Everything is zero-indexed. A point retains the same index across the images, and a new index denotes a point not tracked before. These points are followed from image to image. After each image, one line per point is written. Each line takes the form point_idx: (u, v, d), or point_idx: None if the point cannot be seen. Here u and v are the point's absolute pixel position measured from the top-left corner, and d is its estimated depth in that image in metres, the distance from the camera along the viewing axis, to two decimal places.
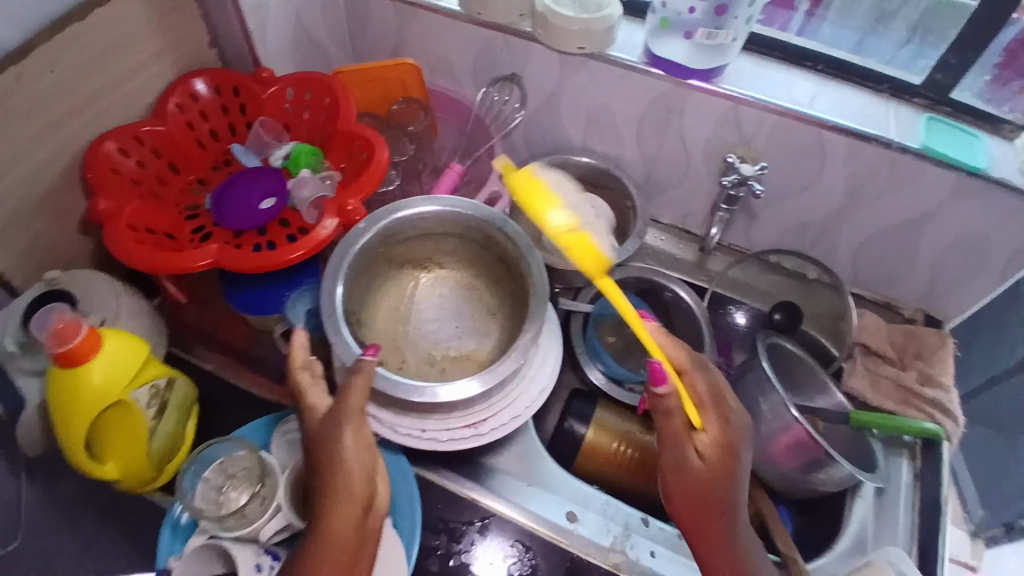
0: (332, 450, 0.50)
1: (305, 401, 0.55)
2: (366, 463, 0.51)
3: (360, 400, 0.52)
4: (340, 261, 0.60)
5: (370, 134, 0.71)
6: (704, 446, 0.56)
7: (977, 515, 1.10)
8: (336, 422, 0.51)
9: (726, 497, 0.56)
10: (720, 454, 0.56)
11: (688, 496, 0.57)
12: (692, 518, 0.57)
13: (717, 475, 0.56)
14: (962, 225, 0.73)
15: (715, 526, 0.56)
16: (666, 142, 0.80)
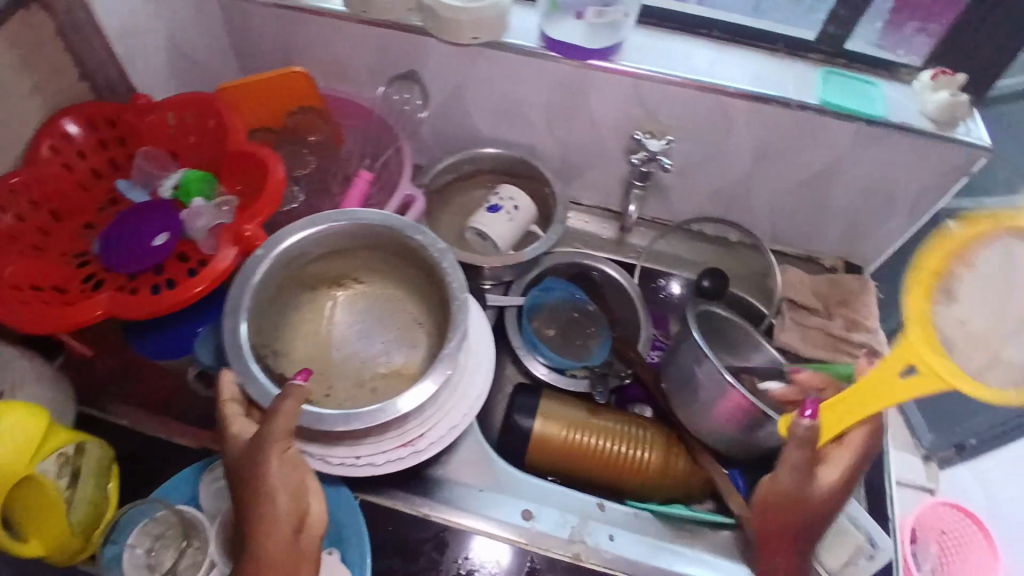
0: (256, 478, 0.48)
1: (228, 432, 0.52)
2: (292, 485, 0.49)
3: (288, 421, 0.49)
4: (240, 296, 0.57)
5: (266, 154, 0.69)
6: (829, 483, 0.60)
7: (926, 438, 1.06)
8: (261, 448, 0.49)
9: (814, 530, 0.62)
10: (829, 499, 0.61)
11: (791, 512, 0.61)
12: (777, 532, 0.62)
13: (831, 505, 0.60)
14: (867, 172, 0.75)
15: (797, 522, 0.61)
16: (576, 124, 0.79)
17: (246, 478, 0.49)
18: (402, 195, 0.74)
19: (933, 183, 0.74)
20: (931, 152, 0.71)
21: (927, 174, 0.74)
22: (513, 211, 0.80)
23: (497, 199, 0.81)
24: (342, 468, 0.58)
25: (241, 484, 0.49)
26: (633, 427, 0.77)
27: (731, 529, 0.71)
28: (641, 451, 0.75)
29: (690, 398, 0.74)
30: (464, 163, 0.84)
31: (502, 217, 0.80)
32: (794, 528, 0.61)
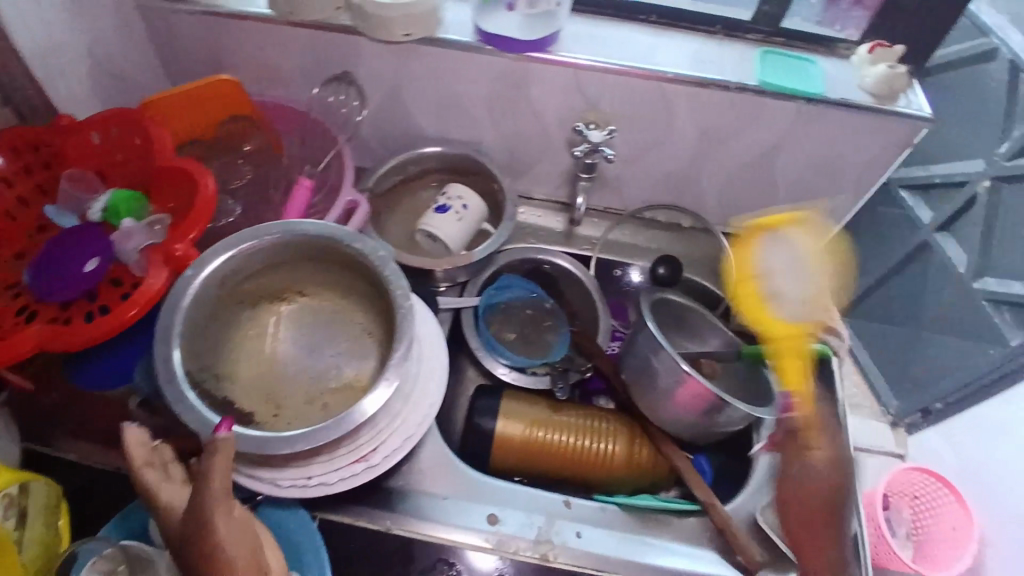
0: (202, 541, 0.44)
1: (157, 501, 0.50)
2: (245, 539, 0.45)
3: (224, 477, 0.45)
4: (170, 320, 0.55)
5: (194, 167, 0.67)
6: (820, 462, 0.68)
7: (893, 404, 1.22)
8: (201, 510, 0.44)
9: (840, 512, 0.66)
10: (834, 477, 0.67)
11: (815, 500, 0.67)
12: (812, 526, 0.66)
13: (835, 486, 0.67)
14: (812, 150, 0.75)
15: (820, 537, 0.65)
16: (520, 118, 0.77)
17: (190, 540, 0.44)
18: (345, 201, 0.72)
19: (876, 156, 0.75)
20: (872, 126, 0.72)
21: (870, 147, 0.74)
22: (462, 210, 0.78)
23: (445, 198, 0.79)
24: (293, 490, 0.56)
25: (184, 543, 0.44)
26: (595, 420, 0.77)
27: (699, 515, 0.71)
28: (605, 444, 0.75)
29: (650, 388, 0.74)
30: (409, 164, 0.81)
31: (451, 217, 0.78)
32: (825, 516, 0.66)
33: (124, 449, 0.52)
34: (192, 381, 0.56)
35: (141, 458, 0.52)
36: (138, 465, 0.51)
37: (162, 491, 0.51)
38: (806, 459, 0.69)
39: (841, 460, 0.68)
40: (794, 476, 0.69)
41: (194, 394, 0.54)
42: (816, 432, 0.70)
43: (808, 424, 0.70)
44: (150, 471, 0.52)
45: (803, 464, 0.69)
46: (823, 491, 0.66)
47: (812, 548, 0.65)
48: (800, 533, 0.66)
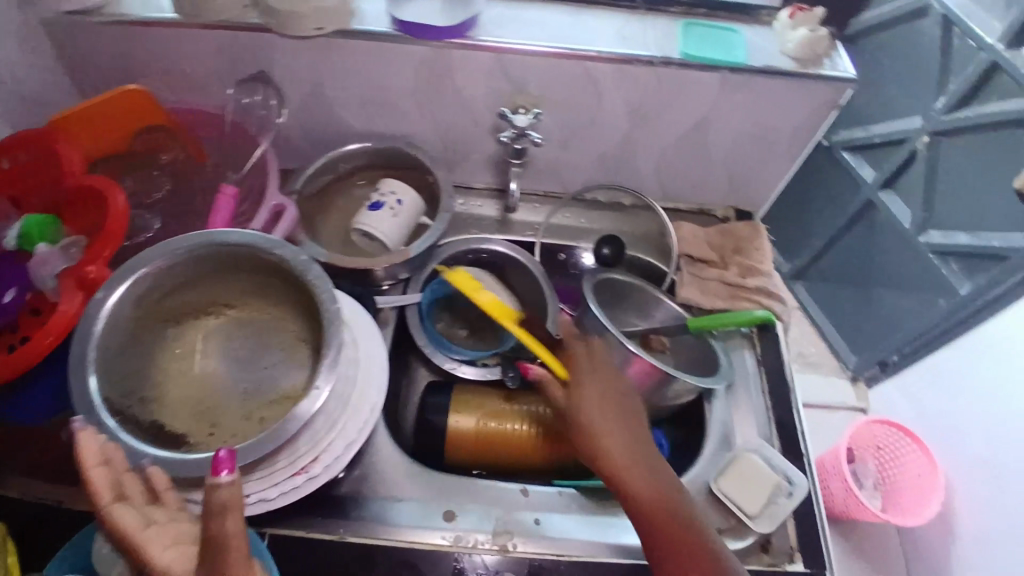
0: None
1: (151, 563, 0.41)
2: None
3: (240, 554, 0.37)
4: (85, 348, 0.52)
5: (102, 183, 0.65)
6: (588, 404, 0.64)
7: (851, 361, 1.52)
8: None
9: (692, 512, 0.57)
10: (662, 474, 0.59)
11: (632, 474, 0.58)
12: (676, 533, 0.54)
13: (621, 410, 0.64)
14: (741, 119, 0.75)
15: (669, 519, 0.55)
16: (447, 107, 0.75)
17: None
18: (270, 205, 0.70)
19: (804, 121, 0.75)
20: (797, 91, 0.72)
21: (798, 112, 0.74)
22: (396, 206, 0.76)
23: (379, 195, 0.77)
24: None
25: None
26: (548, 406, 0.77)
27: None
28: (559, 429, 0.75)
29: None
30: (339, 162, 0.79)
31: (385, 214, 0.76)
32: (668, 507, 0.56)
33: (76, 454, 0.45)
34: (116, 407, 0.53)
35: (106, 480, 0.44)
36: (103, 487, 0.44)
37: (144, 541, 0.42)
38: (629, 462, 0.59)
39: (646, 464, 0.59)
40: (624, 480, 0.58)
41: (114, 418, 0.52)
42: (614, 424, 0.62)
43: (572, 382, 0.66)
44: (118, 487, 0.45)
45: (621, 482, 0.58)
46: (658, 492, 0.57)
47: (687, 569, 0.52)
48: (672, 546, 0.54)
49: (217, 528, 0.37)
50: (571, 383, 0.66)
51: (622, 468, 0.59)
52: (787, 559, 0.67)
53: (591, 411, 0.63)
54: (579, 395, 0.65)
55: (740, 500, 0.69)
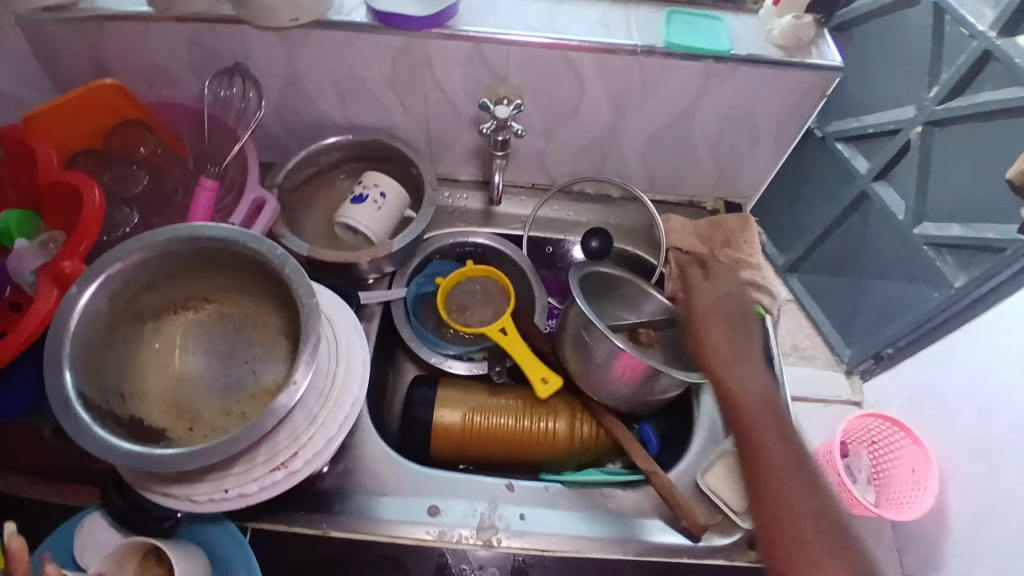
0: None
1: None
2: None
3: None
4: (59, 343, 0.51)
5: (79, 179, 0.63)
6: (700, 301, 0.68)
7: (846, 355, 1.51)
8: None
9: (785, 418, 0.59)
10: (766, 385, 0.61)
11: (728, 364, 0.62)
12: (764, 427, 0.58)
13: (728, 309, 0.67)
14: (726, 108, 0.74)
15: (759, 414, 0.59)
16: (429, 98, 0.75)
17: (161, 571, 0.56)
18: (250, 199, 0.69)
19: (789, 109, 0.74)
20: (782, 78, 0.71)
21: (782, 100, 0.73)
22: (379, 199, 0.75)
23: (361, 187, 0.76)
24: (212, 504, 0.54)
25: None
26: (534, 400, 0.76)
27: (641, 485, 0.71)
28: (546, 423, 0.75)
29: (584, 362, 0.73)
30: (322, 155, 0.79)
31: (368, 207, 0.75)
32: (765, 404, 0.59)
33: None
34: (92, 403, 0.51)
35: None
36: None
37: None
38: (732, 361, 0.63)
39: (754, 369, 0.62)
40: (722, 376, 0.62)
41: (91, 413, 0.50)
42: (726, 333, 0.65)
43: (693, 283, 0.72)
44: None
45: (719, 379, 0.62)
46: (757, 391, 0.60)
47: (762, 454, 0.56)
48: (758, 436, 0.57)
49: None
50: (693, 300, 0.69)
51: (719, 366, 0.63)
52: None
53: (702, 304, 0.68)
54: (696, 309, 0.67)
55: (725, 496, 0.69)
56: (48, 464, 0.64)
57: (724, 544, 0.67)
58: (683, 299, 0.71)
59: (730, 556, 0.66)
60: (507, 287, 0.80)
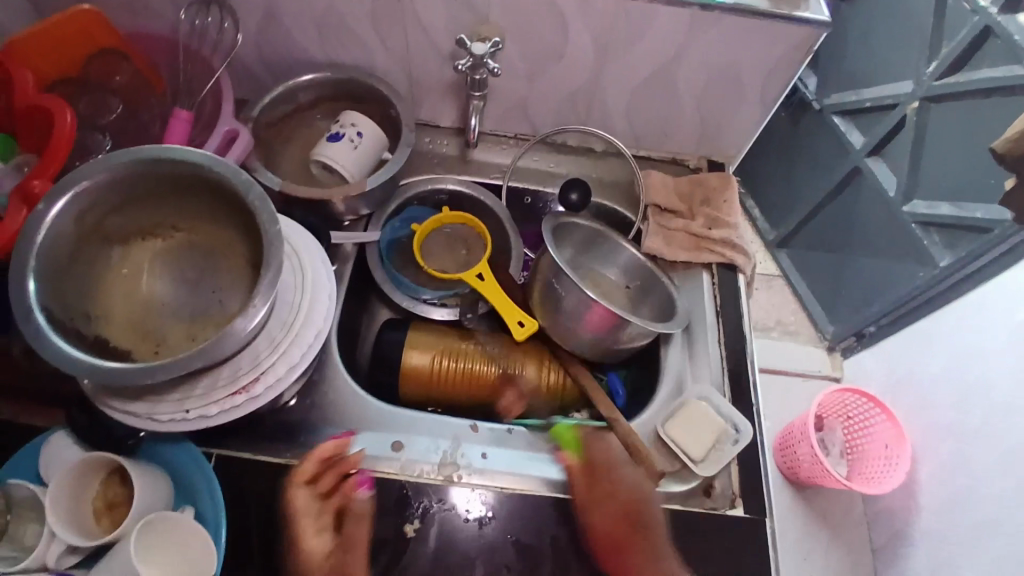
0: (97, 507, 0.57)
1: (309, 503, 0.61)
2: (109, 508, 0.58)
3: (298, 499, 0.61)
4: (21, 255, 0.51)
5: (50, 102, 0.62)
6: (616, 459, 0.69)
7: (829, 331, 1.52)
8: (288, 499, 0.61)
9: (653, 527, 0.66)
10: (608, 503, 0.66)
11: (621, 510, 0.65)
12: (631, 540, 0.63)
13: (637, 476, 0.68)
14: (712, 59, 0.73)
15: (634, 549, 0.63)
16: (409, 35, 0.73)
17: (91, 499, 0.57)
18: (222, 131, 0.69)
19: (776, 65, 0.73)
20: (768, 31, 0.69)
21: (769, 54, 0.72)
22: (356, 138, 0.75)
23: (338, 126, 0.75)
24: (172, 424, 0.55)
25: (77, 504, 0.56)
26: (502, 347, 0.77)
27: (603, 433, 0.73)
28: (514, 370, 0.76)
29: (556, 312, 0.73)
30: (300, 92, 0.78)
31: (345, 146, 0.75)
32: (629, 524, 0.64)
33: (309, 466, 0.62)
34: (55, 318, 0.52)
35: (301, 496, 0.61)
36: (299, 503, 0.61)
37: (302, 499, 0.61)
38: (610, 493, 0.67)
39: (659, 541, 0.65)
40: (595, 504, 0.66)
41: (53, 326, 0.51)
42: (636, 503, 0.67)
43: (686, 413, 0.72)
44: (299, 498, 0.61)
45: (622, 543, 0.63)
46: (619, 506, 0.65)
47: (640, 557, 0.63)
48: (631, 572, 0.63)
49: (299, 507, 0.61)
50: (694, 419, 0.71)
51: (595, 491, 0.67)
52: (728, 503, 0.69)
53: (626, 474, 0.68)
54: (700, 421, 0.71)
55: (684, 445, 0.70)
56: (19, 386, 0.65)
57: (679, 491, 0.69)
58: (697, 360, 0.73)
59: (685, 502, 0.68)
60: (485, 234, 0.80)
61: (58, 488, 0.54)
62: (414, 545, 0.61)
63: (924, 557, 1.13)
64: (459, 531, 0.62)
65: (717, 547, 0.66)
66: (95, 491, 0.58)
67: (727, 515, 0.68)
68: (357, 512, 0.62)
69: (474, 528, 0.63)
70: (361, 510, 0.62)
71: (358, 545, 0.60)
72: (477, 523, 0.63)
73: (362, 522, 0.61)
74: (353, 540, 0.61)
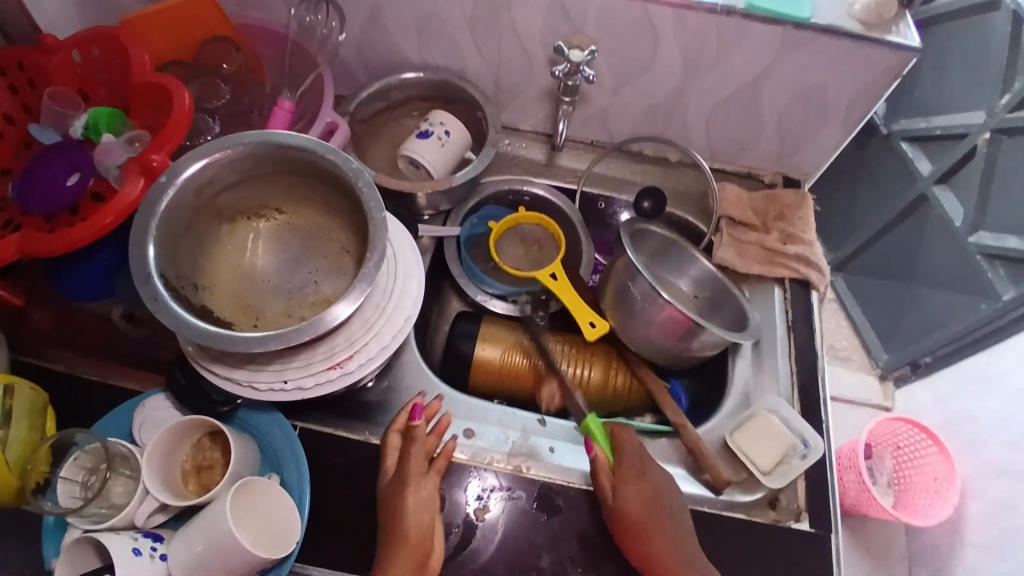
0: (196, 466, 0.61)
1: (391, 447, 0.63)
2: (206, 467, 0.61)
3: (393, 439, 0.63)
4: (146, 223, 0.54)
5: (170, 82, 0.66)
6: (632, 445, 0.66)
7: (881, 359, 1.50)
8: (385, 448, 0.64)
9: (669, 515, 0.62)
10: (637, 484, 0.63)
11: (644, 501, 0.62)
12: (651, 528, 0.61)
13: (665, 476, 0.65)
14: (800, 78, 0.74)
15: (652, 533, 0.60)
16: (503, 41, 0.76)
17: (188, 459, 0.61)
18: (324, 122, 0.73)
19: (864, 88, 0.74)
20: (857, 55, 0.70)
21: (857, 77, 0.72)
22: (444, 136, 0.78)
23: (427, 124, 0.79)
24: (270, 393, 0.58)
25: (172, 464, 0.59)
26: (574, 348, 0.78)
27: (669, 437, 0.74)
28: (582, 370, 0.77)
29: (627, 315, 0.75)
30: (393, 90, 0.82)
31: (433, 143, 0.78)
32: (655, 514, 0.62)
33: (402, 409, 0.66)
34: (171, 284, 0.56)
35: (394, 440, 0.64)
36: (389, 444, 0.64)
37: (392, 438, 0.64)
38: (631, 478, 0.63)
39: (678, 530, 0.62)
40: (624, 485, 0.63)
41: (168, 291, 0.54)
42: (654, 492, 0.63)
43: (749, 425, 0.73)
44: (392, 440, 0.64)
45: (642, 531, 0.60)
46: (642, 496, 0.62)
47: (657, 539, 0.60)
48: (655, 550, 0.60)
49: (393, 443, 0.64)
50: (762, 433, 0.72)
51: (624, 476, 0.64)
52: (794, 517, 0.69)
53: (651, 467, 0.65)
54: (766, 430, 0.72)
55: (753, 455, 0.71)
56: (124, 348, 0.69)
57: (745, 500, 0.69)
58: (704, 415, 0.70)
59: (748, 511, 0.69)
60: (560, 236, 0.82)
61: (155, 447, 0.57)
62: (483, 530, 0.63)
63: None
64: (526, 518, 0.64)
65: (778, 558, 0.66)
66: (189, 450, 0.61)
67: (793, 528, 0.68)
68: (413, 436, 0.63)
69: (542, 518, 0.64)
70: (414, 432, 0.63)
71: (411, 463, 0.61)
72: (544, 515, 0.65)
73: (417, 444, 0.62)
74: (413, 454, 0.61)
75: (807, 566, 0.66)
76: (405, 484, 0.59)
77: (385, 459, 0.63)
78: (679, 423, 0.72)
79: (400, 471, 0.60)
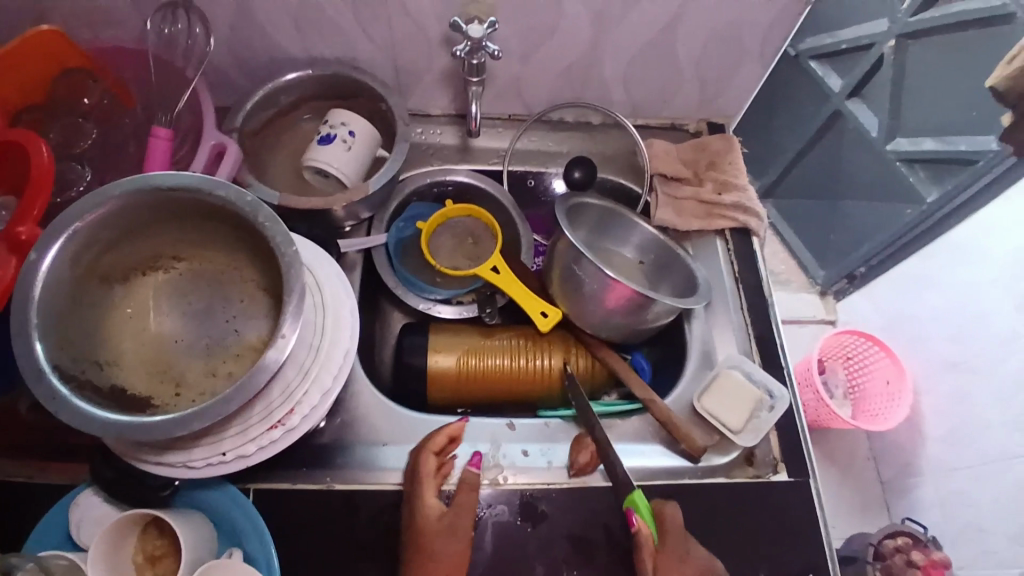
0: (149, 556, 0.55)
1: (426, 477, 0.60)
2: (161, 556, 0.55)
3: (429, 464, 0.61)
4: (25, 312, 0.47)
5: (23, 136, 0.56)
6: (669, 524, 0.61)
7: (819, 276, 1.49)
8: (418, 474, 0.60)
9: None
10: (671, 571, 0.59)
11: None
12: None
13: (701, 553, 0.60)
14: (712, 20, 0.71)
15: None
16: (393, 21, 0.68)
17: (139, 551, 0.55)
18: (209, 145, 0.64)
19: (776, 20, 0.71)
20: None
21: (769, 10, 0.69)
22: (348, 138, 0.71)
23: (328, 127, 0.71)
24: (210, 468, 0.53)
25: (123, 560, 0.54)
26: (528, 339, 0.75)
27: (639, 413, 0.72)
28: (540, 361, 0.74)
29: (577, 298, 0.72)
30: (283, 94, 0.74)
31: (338, 147, 0.71)
32: None
33: (444, 431, 0.63)
34: (68, 374, 0.48)
35: (430, 464, 0.61)
36: (424, 468, 0.61)
37: (425, 465, 0.61)
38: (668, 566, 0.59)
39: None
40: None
41: (68, 385, 0.47)
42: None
43: (715, 389, 0.72)
44: (427, 464, 0.61)
45: None
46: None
47: None
48: None
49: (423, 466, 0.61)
50: (729, 394, 0.71)
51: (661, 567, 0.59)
52: (771, 469, 0.70)
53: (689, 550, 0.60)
54: (733, 389, 0.71)
55: (723, 416, 0.70)
56: (31, 442, 0.61)
57: (722, 463, 0.69)
58: (672, 420, 0.69)
59: (729, 473, 0.69)
60: (494, 226, 0.78)
61: (97, 550, 0.51)
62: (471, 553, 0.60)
63: (932, 489, 1.14)
64: (512, 531, 0.62)
65: (764, 514, 0.66)
66: (138, 543, 0.55)
67: (773, 479, 0.68)
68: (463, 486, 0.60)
69: (528, 528, 0.62)
70: (472, 480, 0.61)
71: (466, 511, 0.59)
72: (529, 525, 0.62)
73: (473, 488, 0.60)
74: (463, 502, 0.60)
75: (795, 515, 0.67)
76: (466, 534, 0.58)
77: (418, 484, 0.60)
78: (653, 404, 0.70)
79: (453, 522, 0.58)
